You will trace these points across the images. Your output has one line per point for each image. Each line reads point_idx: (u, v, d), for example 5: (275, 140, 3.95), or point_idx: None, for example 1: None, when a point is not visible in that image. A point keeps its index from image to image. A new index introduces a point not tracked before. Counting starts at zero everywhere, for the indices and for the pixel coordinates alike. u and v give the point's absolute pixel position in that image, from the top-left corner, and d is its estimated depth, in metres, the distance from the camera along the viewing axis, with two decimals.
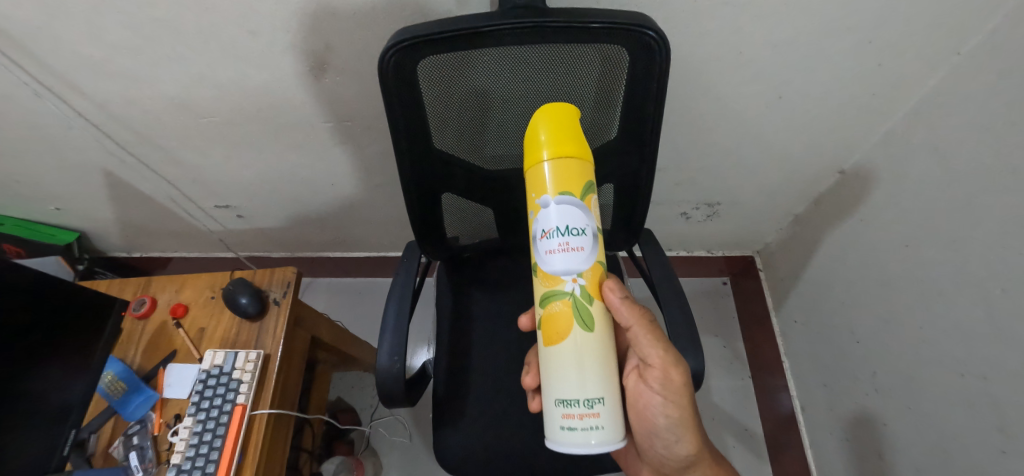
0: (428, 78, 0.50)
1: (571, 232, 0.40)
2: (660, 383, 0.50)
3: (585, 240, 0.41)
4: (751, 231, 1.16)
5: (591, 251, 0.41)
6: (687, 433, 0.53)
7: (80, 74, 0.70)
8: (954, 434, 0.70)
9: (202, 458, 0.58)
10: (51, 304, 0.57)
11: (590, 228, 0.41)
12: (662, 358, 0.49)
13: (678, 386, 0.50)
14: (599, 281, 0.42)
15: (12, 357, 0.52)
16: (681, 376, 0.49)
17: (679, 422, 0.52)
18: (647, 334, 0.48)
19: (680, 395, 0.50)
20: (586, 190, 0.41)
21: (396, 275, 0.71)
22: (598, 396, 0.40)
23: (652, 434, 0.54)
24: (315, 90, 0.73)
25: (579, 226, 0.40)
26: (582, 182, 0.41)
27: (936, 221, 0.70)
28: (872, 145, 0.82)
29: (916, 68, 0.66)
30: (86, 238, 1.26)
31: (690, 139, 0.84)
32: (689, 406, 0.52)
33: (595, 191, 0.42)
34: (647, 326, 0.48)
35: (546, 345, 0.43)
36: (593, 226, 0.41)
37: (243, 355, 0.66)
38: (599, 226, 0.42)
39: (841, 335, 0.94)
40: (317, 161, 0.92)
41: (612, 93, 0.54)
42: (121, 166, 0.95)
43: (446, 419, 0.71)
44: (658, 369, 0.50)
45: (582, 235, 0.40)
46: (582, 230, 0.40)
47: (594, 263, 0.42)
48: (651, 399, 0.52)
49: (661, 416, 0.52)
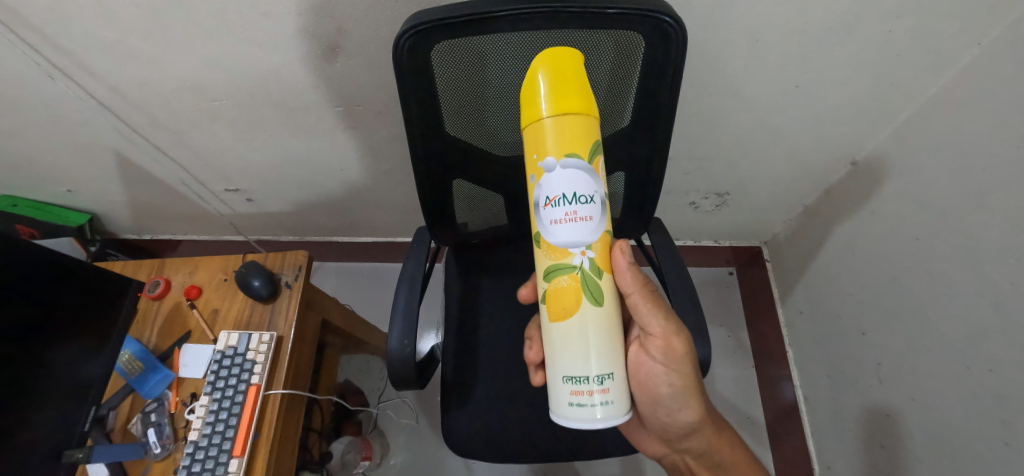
0: (441, 63, 0.50)
1: (578, 200, 0.40)
2: (662, 353, 0.50)
3: (592, 209, 0.40)
4: (760, 221, 1.16)
5: (598, 221, 0.41)
6: (690, 401, 0.54)
7: (92, 55, 0.70)
8: (958, 425, 0.71)
9: (219, 436, 0.60)
10: (70, 285, 0.59)
11: (598, 195, 0.41)
12: (663, 328, 0.49)
13: (679, 354, 0.50)
14: (607, 254, 0.43)
15: (37, 335, 0.54)
16: (683, 344, 0.50)
17: (682, 390, 0.53)
18: (646, 303, 0.48)
19: (682, 364, 0.51)
20: (592, 153, 0.41)
21: (407, 261, 0.71)
22: (607, 372, 0.41)
23: (656, 403, 0.55)
24: (326, 74, 0.72)
25: (587, 194, 0.40)
26: (588, 144, 0.40)
27: (950, 214, 0.69)
28: (886, 136, 0.81)
29: (936, 59, 0.65)
30: (97, 220, 1.27)
31: (701, 128, 0.83)
32: (691, 375, 0.53)
33: (602, 153, 0.42)
34: (647, 295, 0.48)
35: (551, 321, 0.43)
36: (601, 192, 0.41)
37: (256, 336, 0.67)
38: (606, 192, 0.42)
39: (848, 327, 0.94)
40: (327, 145, 0.92)
41: (625, 81, 0.53)
42: (132, 148, 0.95)
43: (455, 402, 0.73)
44: (659, 339, 0.49)
45: (590, 203, 0.40)
46: (590, 198, 0.40)
47: (602, 233, 0.42)
48: (653, 368, 0.52)
49: (663, 385, 0.52)
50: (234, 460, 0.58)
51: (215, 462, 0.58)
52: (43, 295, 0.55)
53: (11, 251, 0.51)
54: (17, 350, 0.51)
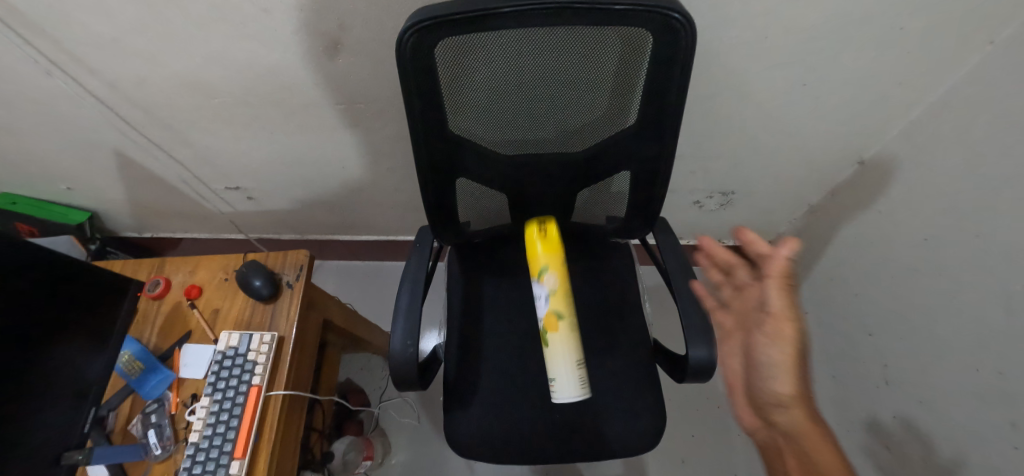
0: (445, 61, 0.49)
1: (535, 295, 0.60)
2: (770, 331, 0.54)
3: (540, 301, 0.59)
4: (765, 220, 1.15)
5: (544, 306, 0.58)
6: (790, 376, 0.54)
7: (91, 52, 0.69)
8: (965, 428, 0.70)
9: (220, 437, 0.59)
10: (70, 285, 0.58)
11: (543, 292, 0.59)
12: (783, 309, 0.52)
13: (789, 336, 0.53)
14: (552, 319, 0.58)
15: (36, 335, 0.53)
16: (795, 330, 0.52)
17: (783, 364, 0.54)
18: (779, 287, 0.51)
19: (789, 348, 0.53)
20: (544, 269, 0.60)
21: (410, 260, 0.71)
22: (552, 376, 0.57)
23: (753, 366, 0.57)
24: (328, 72, 0.71)
25: (538, 293, 0.59)
26: (541, 266, 0.60)
27: (960, 215, 0.69)
28: (895, 135, 0.80)
29: (948, 57, 0.64)
30: (97, 217, 1.26)
31: (707, 126, 0.82)
32: (802, 355, 0.53)
33: (551, 268, 0.59)
34: (786, 284, 0.51)
35: None
36: (545, 290, 0.59)
37: (258, 336, 0.66)
38: (551, 289, 0.58)
39: (853, 327, 0.94)
40: (329, 143, 0.91)
41: (632, 79, 0.52)
42: (131, 146, 0.94)
43: (458, 403, 0.72)
44: (775, 320, 0.53)
45: (539, 299, 0.59)
46: (540, 295, 0.59)
47: (549, 311, 0.58)
48: (759, 340, 0.56)
49: (764, 354, 0.55)
50: (235, 462, 0.58)
51: (217, 464, 0.58)
52: (40, 296, 0.54)
53: (11, 250, 0.50)
54: (15, 352, 0.50)
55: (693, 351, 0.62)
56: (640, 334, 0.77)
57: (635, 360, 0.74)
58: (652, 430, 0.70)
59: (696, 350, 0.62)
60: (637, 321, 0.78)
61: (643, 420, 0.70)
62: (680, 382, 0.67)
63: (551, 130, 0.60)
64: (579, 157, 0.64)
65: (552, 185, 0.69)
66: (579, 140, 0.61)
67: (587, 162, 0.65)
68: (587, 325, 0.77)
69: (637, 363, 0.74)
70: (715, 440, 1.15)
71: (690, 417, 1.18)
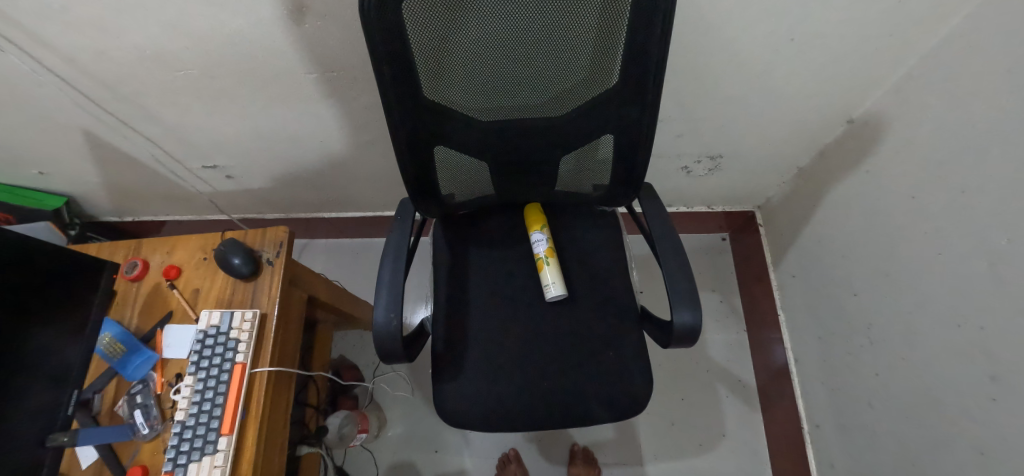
0: (414, 20, 0.46)
1: (537, 241, 0.77)
2: None
3: (541, 242, 0.77)
4: (753, 184, 1.14)
5: (543, 243, 0.77)
6: None
7: (40, 23, 0.65)
8: (946, 382, 0.71)
9: (206, 415, 0.59)
10: (53, 271, 0.58)
11: (543, 239, 0.77)
12: None
13: None
14: (550, 251, 0.76)
15: (26, 320, 0.54)
16: None
17: None
18: None
19: None
20: (540, 227, 0.79)
21: (391, 233, 0.69)
22: (549, 280, 0.74)
23: None
24: (295, 37, 0.68)
25: (538, 239, 0.77)
26: (538, 225, 0.79)
27: (948, 171, 0.68)
28: (884, 93, 0.78)
29: (942, 6, 0.61)
30: (74, 203, 1.23)
31: (694, 88, 0.80)
32: None
33: (544, 227, 0.79)
34: None
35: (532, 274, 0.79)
36: (544, 237, 0.77)
37: (239, 314, 0.65)
38: (547, 237, 0.78)
39: (840, 288, 0.94)
40: (304, 116, 0.88)
41: (612, 38, 0.50)
42: (99, 125, 0.90)
43: (445, 374, 0.72)
44: None
45: (540, 241, 0.77)
46: (541, 239, 0.77)
47: (547, 248, 0.76)
48: None
49: None
50: (223, 438, 0.58)
51: (205, 440, 0.58)
52: (8, 294, 0.51)
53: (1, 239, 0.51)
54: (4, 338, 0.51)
55: (679, 316, 0.62)
56: (627, 301, 0.76)
57: (622, 326, 0.75)
58: (638, 395, 0.71)
59: (681, 314, 0.62)
60: (624, 289, 0.77)
61: (629, 384, 0.71)
62: (667, 347, 0.67)
63: (531, 94, 0.57)
64: (560, 121, 0.62)
65: (534, 152, 0.67)
66: (557, 104, 0.59)
67: (570, 126, 0.62)
68: (574, 294, 0.77)
69: (623, 329, 0.74)
70: (704, 403, 1.17)
71: (679, 383, 1.20)
